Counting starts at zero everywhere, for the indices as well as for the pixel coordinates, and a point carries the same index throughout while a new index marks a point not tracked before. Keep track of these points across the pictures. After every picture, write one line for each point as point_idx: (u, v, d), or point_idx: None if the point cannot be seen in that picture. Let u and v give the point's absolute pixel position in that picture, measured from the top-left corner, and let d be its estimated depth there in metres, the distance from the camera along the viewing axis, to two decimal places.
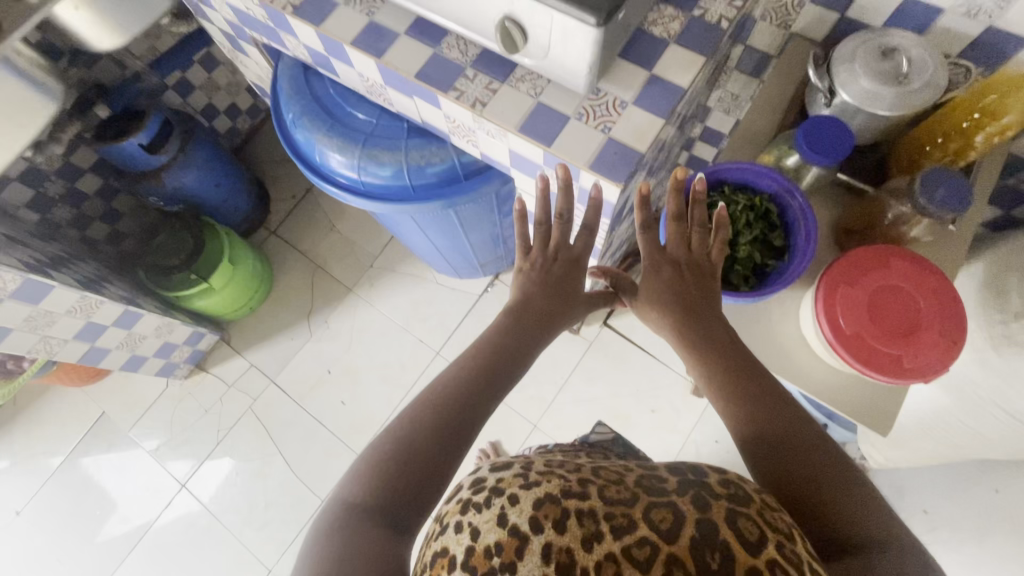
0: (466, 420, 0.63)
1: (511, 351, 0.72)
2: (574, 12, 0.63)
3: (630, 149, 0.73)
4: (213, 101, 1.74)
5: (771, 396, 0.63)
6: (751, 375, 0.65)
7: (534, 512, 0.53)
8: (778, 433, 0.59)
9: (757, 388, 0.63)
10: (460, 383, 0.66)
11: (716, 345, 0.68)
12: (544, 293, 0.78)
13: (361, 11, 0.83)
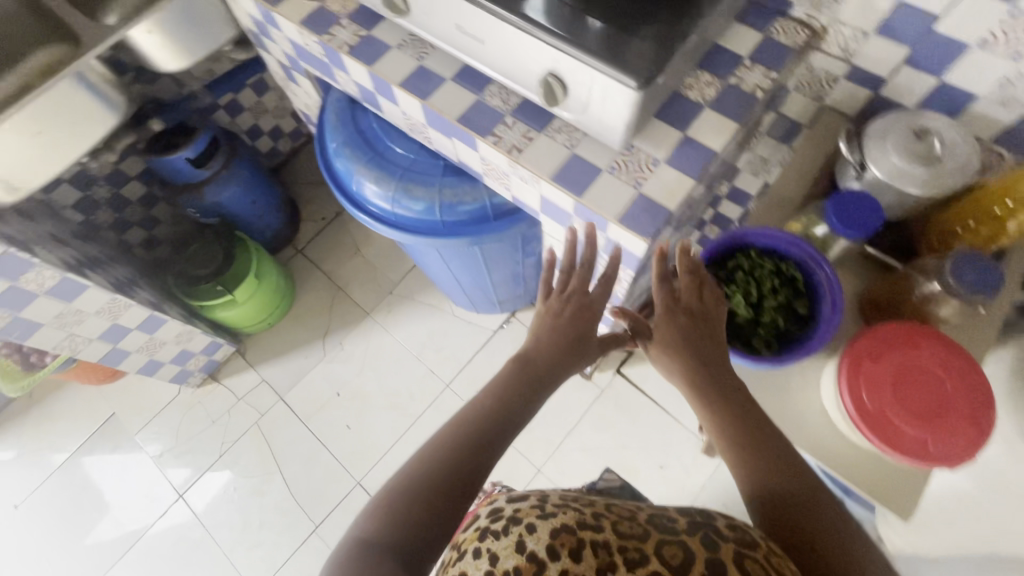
0: (479, 457, 0.63)
1: (524, 387, 0.72)
2: (615, 76, 0.66)
3: (659, 205, 0.74)
4: (260, 122, 1.83)
5: (782, 458, 0.62)
6: (762, 434, 0.64)
7: (550, 540, 0.57)
8: (789, 499, 0.59)
9: (769, 449, 0.63)
10: (473, 421, 0.67)
11: (729, 401, 0.67)
12: (559, 332, 0.78)
13: (412, 55, 0.88)
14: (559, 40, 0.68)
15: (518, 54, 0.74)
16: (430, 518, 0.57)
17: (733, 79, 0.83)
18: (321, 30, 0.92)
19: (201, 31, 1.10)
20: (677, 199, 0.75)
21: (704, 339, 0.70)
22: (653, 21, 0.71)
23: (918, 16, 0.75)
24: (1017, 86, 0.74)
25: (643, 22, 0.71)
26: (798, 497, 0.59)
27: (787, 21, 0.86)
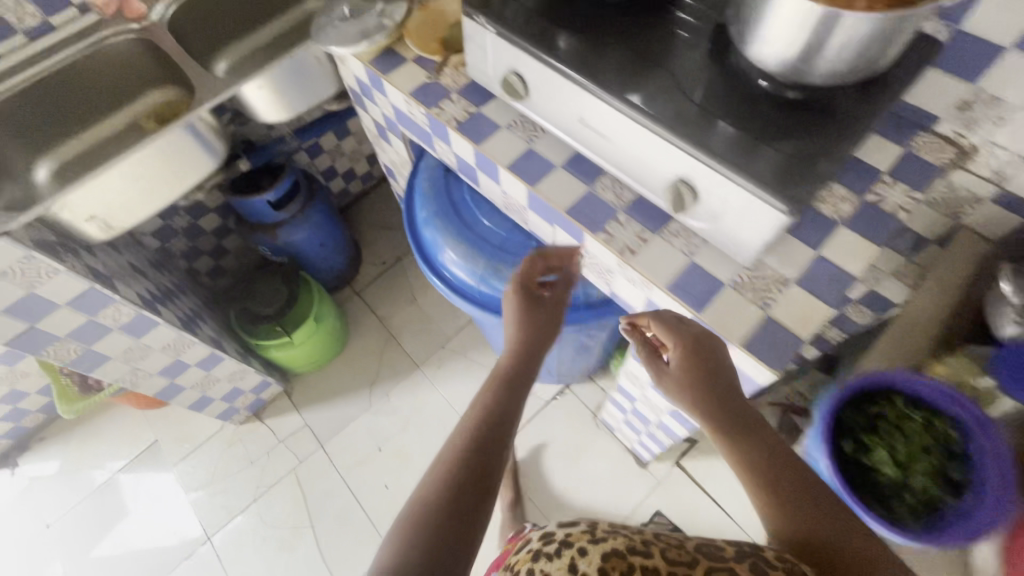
0: (485, 469, 0.56)
1: (513, 374, 0.66)
2: (760, 195, 0.61)
3: (790, 332, 0.67)
4: (336, 164, 1.86)
5: (803, 481, 0.57)
6: (777, 454, 0.59)
7: (600, 562, 0.61)
8: (819, 532, 0.54)
9: (788, 472, 0.58)
10: (471, 427, 0.60)
11: (736, 419, 0.62)
12: (535, 318, 0.73)
13: (522, 137, 0.86)
14: (698, 150, 0.64)
15: (646, 155, 0.70)
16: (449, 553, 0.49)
17: (869, 195, 0.76)
18: (430, 103, 0.91)
19: (306, 87, 1.11)
20: (808, 327, 0.67)
21: (703, 350, 0.65)
22: (797, 135, 0.66)
23: None
24: None
25: (787, 135, 0.66)
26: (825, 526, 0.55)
27: (929, 136, 0.80)
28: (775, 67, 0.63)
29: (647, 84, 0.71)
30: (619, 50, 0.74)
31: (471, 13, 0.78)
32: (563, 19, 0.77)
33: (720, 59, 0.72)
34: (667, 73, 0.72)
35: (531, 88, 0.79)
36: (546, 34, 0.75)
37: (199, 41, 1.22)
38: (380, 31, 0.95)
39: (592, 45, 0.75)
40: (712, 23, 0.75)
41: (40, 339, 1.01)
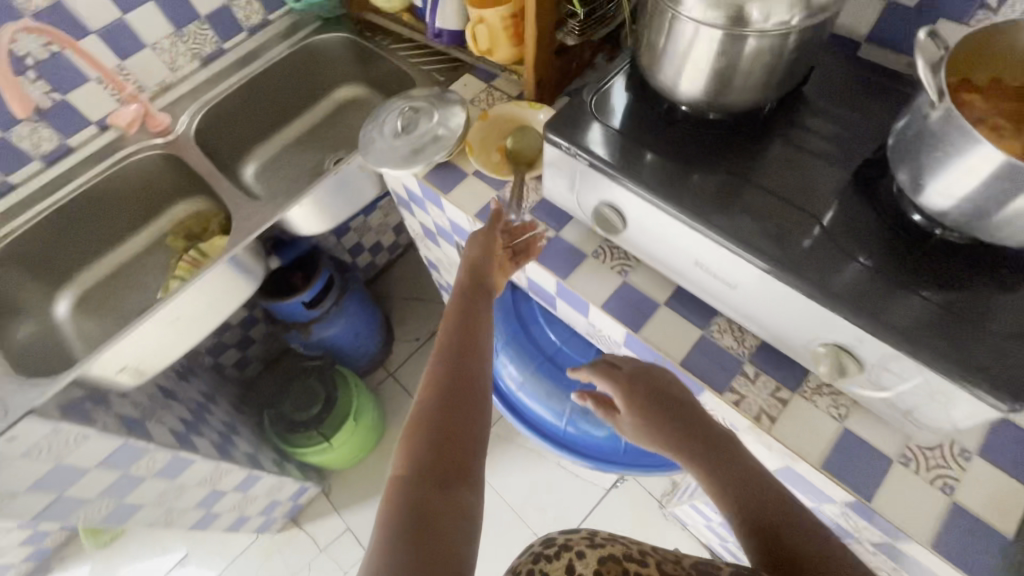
0: (452, 433, 0.50)
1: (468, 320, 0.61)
2: (962, 386, 0.49)
3: (986, 525, 0.55)
4: (363, 240, 1.75)
5: (744, 458, 0.54)
6: (716, 436, 0.56)
7: (598, 568, 0.49)
8: (765, 507, 0.50)
9: (729, 452, 0.54)
10: (436, 368, 0.56)
11: (670, 409, 0.58)
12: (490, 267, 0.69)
13: (614, 269, 0.75)
14: (868, 319, 0.53)
15: (791, 313, 0.59)
16: (438, 492, 0.46)
17: None
18: None
19: (349, 195, 1.01)
20: (1008, 517, 0.56)
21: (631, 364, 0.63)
22: (978, 292, 0.55)
23: None
24: None
25: (967, 294, 0.55)
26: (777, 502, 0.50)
27: None
28: (953, 225, 0.52)
29: (780, 225, 0.60)
30: (736, 180, 0.64)
31: (558, 138, 0.68)
32: (663, 143, 0.67)
33: (862, 192, 0.61)
34: (800, 208, 0.61)
35: (631, 222, 0.68)
36: (647, 164, 0.65)
37: (222, 146, 1.14)
38: (439, 148, 0.85)
39: (703, 174, 0.64)
40: (839, 144, 0.65)
41: (67, 506, 0.89)
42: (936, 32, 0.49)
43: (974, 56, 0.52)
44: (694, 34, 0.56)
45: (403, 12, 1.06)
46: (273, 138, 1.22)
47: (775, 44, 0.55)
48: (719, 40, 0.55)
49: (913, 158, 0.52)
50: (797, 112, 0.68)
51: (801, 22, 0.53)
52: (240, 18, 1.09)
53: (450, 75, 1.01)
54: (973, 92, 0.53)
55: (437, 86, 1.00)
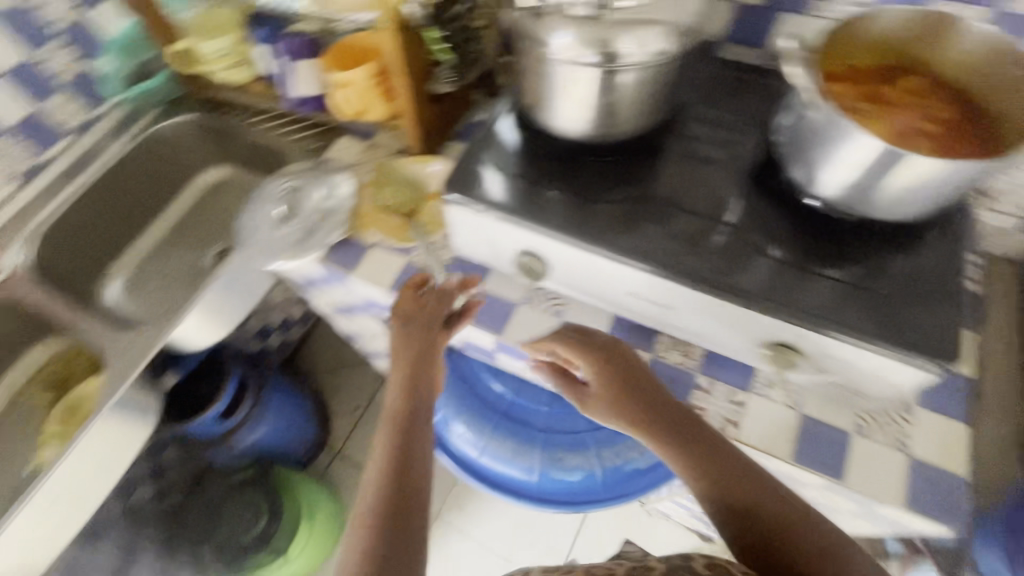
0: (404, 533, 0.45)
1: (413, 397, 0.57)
2: (897, 358, 0.52)
3: (943, 472, 0.59)
4: (270, 320, 1.60)
5: (720, 445, 0.55)
6: (691, 424, 0.56)
7: None
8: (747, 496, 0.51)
9: (707, 443, 0.55)
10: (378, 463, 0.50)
11: (629, 390, 0.59)
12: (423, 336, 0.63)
13: (547, 311, 0.72)
14: (800, 316, 0.54)
15: (730, 323, 0.59)
16: None
17: None
18: None
19: (241, 291, 0.91)
20: (956, 458, 0.59)
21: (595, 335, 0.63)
22: (884, 263, 0.57)
23: None
24: None
25: (878, 267, 0.57)
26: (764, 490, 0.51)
27: None
28: (848, 211, 0.55)
29: (696, 238, 0.60)
30: (643, 202, 0.63)
31: (458, 197, 0.64)
32: (565, 179, 0.66)
33: (763, 189, 0.63)
34: (709, 217, 0.61)
35: (554, 264, 0.65)
36: (555, 205, 0.63)
37: (72, 269, 0.97)
38: (332, 227, 0.78)
39: (609, 202, 0.64)
40: (729, 146, 0.67)
41: None
42: (797, 39, 0.51)
43: (828, 49, 0.54)
44: (572, 75, 0.54)
45: (252, 82, 0.97)
46: (135, 244, 1.07)
47: (652, 71, 0.55)
48: (597, 77, 0.54)
49: (802, 156, 0.54)
50: (681, 122, 0.69)
51: (671, 47, 0.53)
52: (58, 123, 0.94)
53: (324, 140, 0.95)
54: (836, 83, 0.55)
55: (314, 155, 0.94)
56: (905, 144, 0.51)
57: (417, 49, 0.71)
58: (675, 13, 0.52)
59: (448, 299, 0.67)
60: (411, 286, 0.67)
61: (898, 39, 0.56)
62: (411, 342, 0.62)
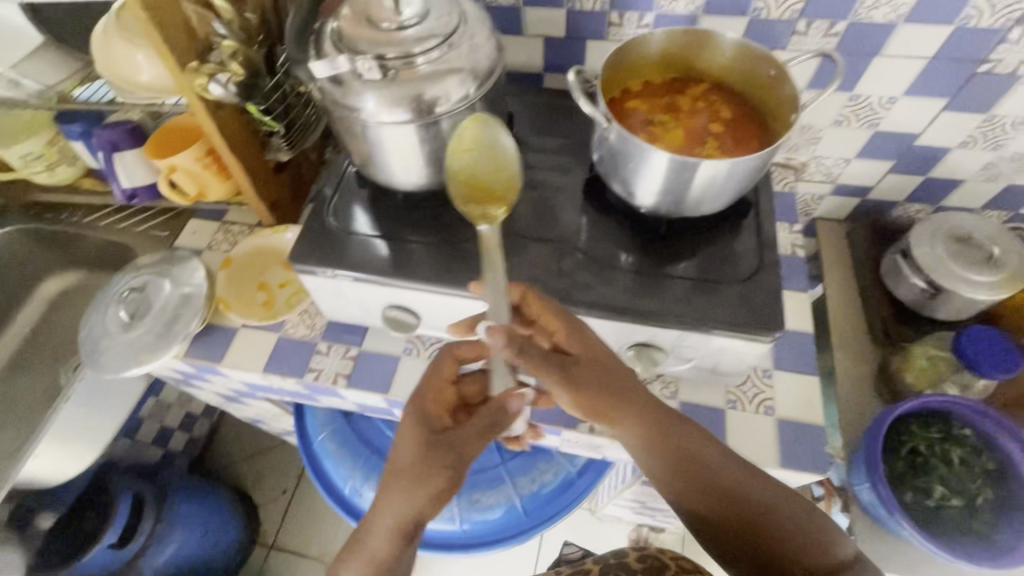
0: None
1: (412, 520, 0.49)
2: (737, 337, 0.57)
3: (806, 424, 0.65)
4: (167, 422, 1.46)
5: (731, 464, 0.51)
6: (698, 441, 0.52)
7: None
8: (752, 518, 0.49)
9: (715, 463, 0.51)
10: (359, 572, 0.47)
11: (609, 383, 0.53)
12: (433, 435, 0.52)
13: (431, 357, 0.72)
14: (648, 316, 0.58)
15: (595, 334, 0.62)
16: None
17: None
18: (298, 370, 0.72)
19: (105, 407, 0.82)
20: (814, 409, 0.66)
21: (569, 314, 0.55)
22: (714, 249, 0.63)
23: (898, 138, 0.78)
24: (1003, 167, 0.78)
25: (709, 254, 0.62)
26: (775, 511, 0.49)
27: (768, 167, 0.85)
28: (669, 214, 0.60)
29: (547, 262, 0.62)
30: (494, 236, 0.65)
31: (310, 269, 0.63)
32: (415, 226, 0.66)
33: (601, 203, 0.67)
34: (557, 239, 0.64)
35: (423, 312, 0.66)
36: (409, 256, 0.63)
37: None
38: (191, 315, 0.73)
39: (461, 242, 0.65)
40: (564, 168, 0.71)
41: None
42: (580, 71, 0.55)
43: (613, 77, 0.61)
44: (388, 134, 0.55)
45: (81, 179, 0.90)
46: None
47: (467, 116, 0.57)
48: (414, 131, 0.55)
49: (618, 173, 0.58)
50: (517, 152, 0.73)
51: (477, 91, 0.55)
52: None
53: (172, 227, 0.89)
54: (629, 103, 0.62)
55: (162, 245, 0.88)
56: (687, 155, 0.58)
57: (244, 127, 0.69)
58: (470, 60, 0.54)
59: (488, 438, 0.53)
60: (451, 359, 0.57)
61: (679, 53, 0.61)
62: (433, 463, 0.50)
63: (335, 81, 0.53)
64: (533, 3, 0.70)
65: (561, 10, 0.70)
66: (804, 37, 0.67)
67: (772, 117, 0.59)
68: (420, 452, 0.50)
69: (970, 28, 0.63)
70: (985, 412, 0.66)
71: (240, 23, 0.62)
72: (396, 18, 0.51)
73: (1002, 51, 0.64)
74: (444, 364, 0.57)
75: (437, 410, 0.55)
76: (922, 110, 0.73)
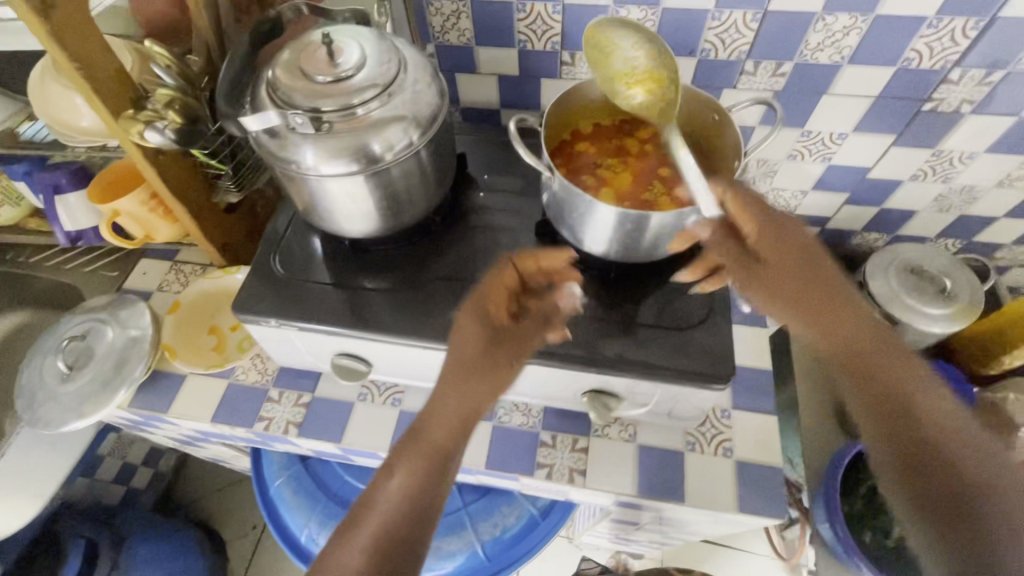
0: (413, 535, 0.44)
1: (462, 425, 0.49)
2: (686, 384, 0.56)
3: (764, 466, 0.64)
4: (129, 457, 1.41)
5: (951, 405, 0.45)
6: (917, 370, 0.46)
7: None
8: (952, 466, 0.42)
9: (937, 400, 0.45)
10: (409, 468, 0.46)
11: (800, 279, 0.50)
12: (491, 337, 0.50)
13: (385, 402, 0.71)
14: (599, 364, 0.57)
15: (548, 381, 0.61)
16: None
17: None
18: (248, 420, 0.70)
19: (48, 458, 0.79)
20: (772, 450, 0.65)
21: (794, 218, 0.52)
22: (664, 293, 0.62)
23: (851, 171, 0.78)
24: (953, 199, 0.79)
25: (667, 296, 0.61)
26: (984, 464, 0.41)
27: None
28: (619, 259, 0.59)
29: None
30: (445, 282, 0.64)
31: (254, 318, 0.61)
32: (365, 271, 0.65)
33: (553, 245, 0.66)
34: None
35: (373, 359, 0.64)
36: (358, 303, 0.62)
37: None
38: (135, 361, 0.71)
39: (411, 286, 0.63)
40: (519, 208, 0.70)
41: None
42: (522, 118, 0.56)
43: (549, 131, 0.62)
44: (328, 185, 0.54)
45: (28, 219, 0.87)
46: None
47: (412, 163, 0.56)
48: (357, 181, 0.54)
49: (565, 220, 0.57)
50: (472, 192, 0.72)
51: (421, 138, 0.55)
52: None
53: (123, 266, 0.86)
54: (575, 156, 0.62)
55: (111, 286, 0.85)
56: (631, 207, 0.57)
57: (189, 171, 0.67)
58: (413, 108, 0.53)
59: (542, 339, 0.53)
60: (512, 268, 0.53)
61: None
62: (483, 362, 0.49)
63: (271, 133, 0.52)
64: (484, 42, 0.69)
65: (512, 50, 0.70)
66: (753, 76, 0.68)
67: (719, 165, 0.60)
68: (472, 352, 0.49)
69: (912, 69, 0.64)
70: None
71: (178, 70, 0.60)
72: (330, 70, 0.50)
73: (944, 91, 0.65)
74: (506, 271, 0.52)
75: (499, 311, 0.51)
76: (871, 146, 0.74)
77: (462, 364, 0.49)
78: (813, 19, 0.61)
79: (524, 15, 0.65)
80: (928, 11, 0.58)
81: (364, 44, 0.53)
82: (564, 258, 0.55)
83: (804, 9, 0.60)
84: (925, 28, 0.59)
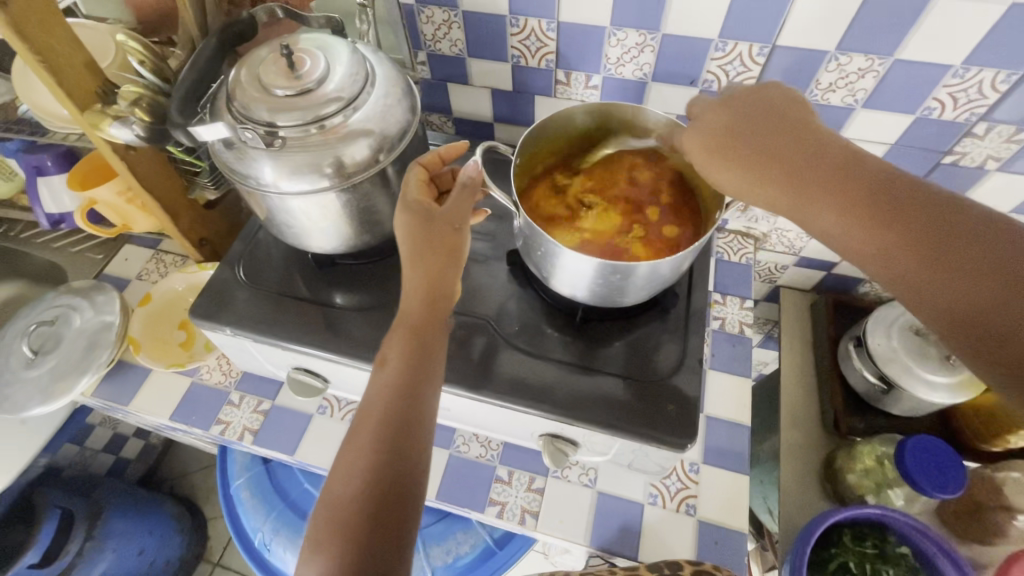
0: (409, 413, 0.43)
1: (434, 297, 0.47)
2: (647, 441, 0.52)
3: (728, 529, 0.60)
4: (121, 428, 1.43)
5: (949, 218, 0.37)
6: (904, 205, 0.39)
7: None
8: (960, 299, 0.35)
9: (926, 217, 0.38)
10: (393, 350, 0.46)
11: (770, 153, 0.45)
12: (427, 223, 0.47)
13: (344, 417, 0.69)
14: (560, 410, 0.53)
15: (506, 419, 0.59)
16: (391, 492, 0.41)
17: (714, 321, 0.72)
18: (204, 422, 0.69)
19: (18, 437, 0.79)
20: (739, 512, 0.61)
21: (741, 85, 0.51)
22: (635, 338, 0.59)
23: None
24: None
25: (638, 345, 0.58)
26: (1005, 287, 0.34)
27: (726, 235, 0.80)
28: (592, 300, 0.55)
29: (458, 341, 0.58)
30: None
31: (212, 327, 0.59)
32: (334, 286, 0.63)
33: (524, 278, 0.63)
34: (475, 314, 0.60)
35: (330, 376, 0.63)
36: (321, 319, 0.60)
37: None
38: (99, 353, 0.70)
39: (380, 306, 0.61)
40: (497, 233, 0.67)
41: None
42: (496, 145, 0.54)
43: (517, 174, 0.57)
44: (291, 202, 0.51)
45: (20, 195, 0.87)
46: None
47: (378, 182, 0.53)
48: (321, 200, 0.51)
49: (531, 253, 0.54)
50: None
51: (388, 156, 0.52)
52: None
53: (108, 250, 0.86)
54: (542, 203, 0.58)
55: (94, 269, 0.85)
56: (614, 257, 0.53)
57: (163, 167, 0.66)
58: (379, 124, 0.51)
59: (472, 207, 0.49)
60: (420, 169, 0.51)
61: (618, 128, 0.60)
62: (430, 243, 0.47)
63: (231, 146, 0.50)
64: (476, 54, 0.66)
65: (505, 64, 0.66)
66: None
67: (703, 201, 0.58)
68: (411, 229, 0.47)
69: (934, 119, 0.58)
70: (919, 528, 0.60)
71: (152, 66, 0.57)
72: (292, 83, 0.48)
73: (967, 145, 0.60)
74: (414, 173, 0.50)
75: (420, 197, 0.49)
76: None
77: (415, 238, 0.47)
78: (826, 58, 0.56)
79: (518, 29, 0.62)
80: (954, 60, 0.53)
81: (333, 55, 0.50)
82: (464, 148, 0.53)
83: (816, 46, 0.55)
84: (950, 77, 0.54)
